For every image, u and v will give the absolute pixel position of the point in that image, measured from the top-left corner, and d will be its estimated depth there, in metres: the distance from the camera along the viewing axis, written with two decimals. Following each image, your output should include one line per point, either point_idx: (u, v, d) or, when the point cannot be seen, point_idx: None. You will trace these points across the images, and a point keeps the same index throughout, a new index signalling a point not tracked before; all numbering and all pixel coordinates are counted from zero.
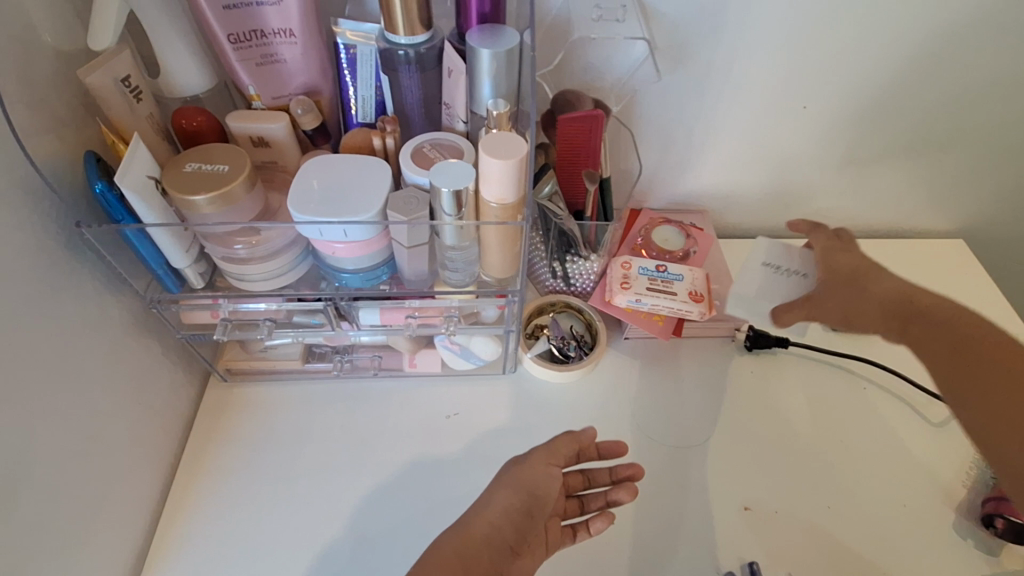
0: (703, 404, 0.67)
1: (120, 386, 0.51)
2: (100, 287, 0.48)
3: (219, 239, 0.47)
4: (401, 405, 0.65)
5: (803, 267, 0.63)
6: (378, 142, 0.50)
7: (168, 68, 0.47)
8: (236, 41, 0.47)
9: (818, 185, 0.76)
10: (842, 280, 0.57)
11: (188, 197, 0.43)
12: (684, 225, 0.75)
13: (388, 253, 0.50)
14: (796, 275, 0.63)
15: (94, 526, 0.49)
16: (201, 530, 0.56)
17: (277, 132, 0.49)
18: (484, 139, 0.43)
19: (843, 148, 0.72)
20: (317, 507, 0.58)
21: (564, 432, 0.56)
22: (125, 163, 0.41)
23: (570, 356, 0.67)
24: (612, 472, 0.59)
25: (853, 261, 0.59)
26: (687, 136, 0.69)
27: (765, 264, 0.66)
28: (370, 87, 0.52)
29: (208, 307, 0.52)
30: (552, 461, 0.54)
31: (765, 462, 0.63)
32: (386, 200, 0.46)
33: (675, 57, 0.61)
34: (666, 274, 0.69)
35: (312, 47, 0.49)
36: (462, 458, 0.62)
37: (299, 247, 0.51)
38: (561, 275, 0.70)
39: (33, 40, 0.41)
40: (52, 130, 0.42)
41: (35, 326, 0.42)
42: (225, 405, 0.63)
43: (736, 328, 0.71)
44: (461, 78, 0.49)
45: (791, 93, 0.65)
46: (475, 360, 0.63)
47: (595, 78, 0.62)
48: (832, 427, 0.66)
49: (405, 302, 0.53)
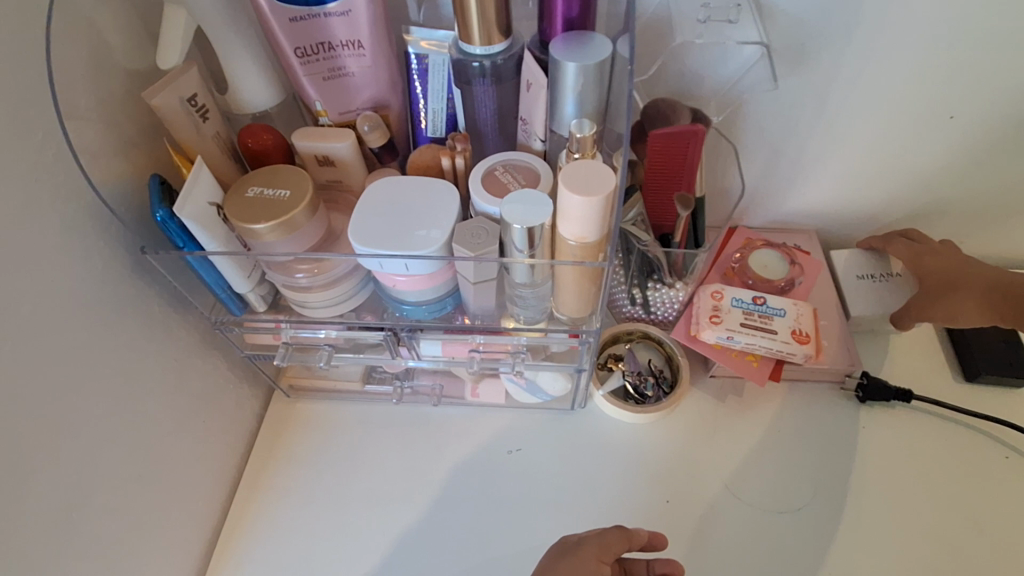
0: (801, 461, 0.58)
1: (185, 406, 0.51)
2: (166, 308, 0.48)
3: (281, 267, 0.45)
4: (460, 434, 0.61)
5: (893, 267, 0.64)
6: (447, 162, 0.46)
7: (235, 85, 0.45)
8: (304, 55, 0.44)
9: (955, 207, 0.64)
10: (945, 288, 0.57)
11: (249, 225, 0.41)
12: (789, 248, 0.65)
13: (452, 284, 0.47)
14: (894, 277, 0.64)
15: (156, 546, 0.49)
16: (257, 552, 0.55)
17: (342, 152, 0.46)
18: (565, 169, 0.37)
19: (996, 164, 0.59)
20: (370, 539, 0.56)
21: (617, 528, 0.49)
22: (187, 187, 0.40)
23: (648, 397, 0.61)
24: (653, 566, 0.50)
25: (946, 263, 0.59)
26: (799, 148, 0.60)
27: (857, 278, 0.65)
28: (441, 100, 0.48)
29: (271, 331, 0.51)
30: (602, 557, 0.46)
31: (877, 539, 0.53)
32: (452, 231, 0.42)
33: (792, 59, 0.52)
34: (764, 307, 0.60)
35: (382, 59, 0.45)
36: (522, 500, 0.57)
37: (361, 275, 0.48)
38: (640, 303, 0.63)
39: (104, 62, 0.40)
40: (121, 152, 0.42)
41: (102, 351, 0.42)
42: (286, 421, 0.62)
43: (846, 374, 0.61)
44: (541, 92, 0.43)
45: (935, 100, 0.54)
46: (541, 395, 0.58)
47: (693, 84, 0.54)
48: (964, 504, 0.55)
49: (468, 337, 0.50)
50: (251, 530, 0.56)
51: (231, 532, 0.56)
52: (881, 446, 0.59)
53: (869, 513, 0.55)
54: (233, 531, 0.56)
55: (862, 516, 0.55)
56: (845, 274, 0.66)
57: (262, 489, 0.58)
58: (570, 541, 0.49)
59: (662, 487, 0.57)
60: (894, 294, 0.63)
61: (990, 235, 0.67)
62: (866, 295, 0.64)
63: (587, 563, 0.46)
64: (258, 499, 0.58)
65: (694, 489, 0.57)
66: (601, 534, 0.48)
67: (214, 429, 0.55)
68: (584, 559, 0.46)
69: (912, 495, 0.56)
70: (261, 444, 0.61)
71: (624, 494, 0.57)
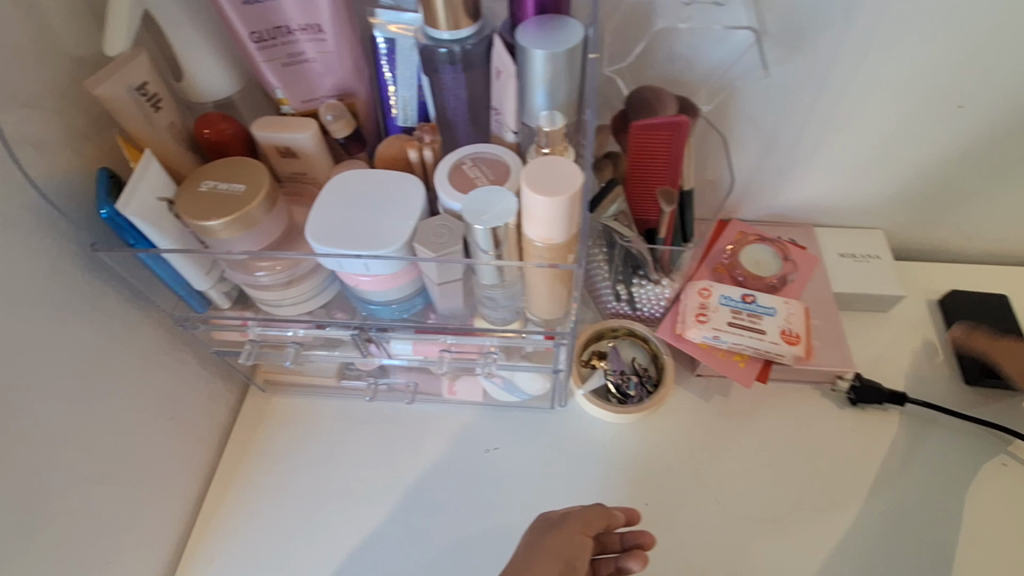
0: (787, 464, 0.56)
1: (151, 404, 0.49)
2: (125, 304, 0.46)
3: (241, 265, 0.43)
4: (439, 431, 0.60)
5: (874, 250, 0.65)
6: (414, 154, 0.44)
7: (189, 72, 0.43)
8: (260, 40, 0.41)
9: (960, 201, 0.61)
10: None
11: (202, 222, 0.39)
12: (782, 243, 0.62)
13: (420, 283, 0.45)
14: (871, 259, 0.64)
15: (125, 543, 0.48)
16: (229, 549, 0.54)
17: (304, 143, 0.44)
18: (528, 166, 0.35)
19: (1003, 158, 0.56)
20: (344, 535, 0.55)
21: (597, 504, 0.49)
22: (133, 180, 0.38)
23: (630, 397, 0.59)
24: (626, 538, 0.50)
25: None
26: (795, 138, 0.56)
27: (840, 254, 0.65)
28: (411, 87, 0.45)
29: (237, 328, 0.49)
30: (587, 530, 0.47)
31: (864, 545, 0.52)
32: (415, 229, 0.40)
33: (788, 44, 0.48)
34: (753, 306, 0.57)
35: (344, 44, 0.43)
36: (499, 500, 0.56)
37: (327, 272, 0.46)
38: (625, 299, 0.61)
39: (44, 47, 0.38)
40: (67, 143, 0.40)
41: (54, 351, 0.40)
42: (261, 416, 0.61)
43: (838, 376, 0.58)
44: (510, 81, 0.40)
45: (943, 89, 0.51)
46: (519, 393, 0.56)
47: (680, 71, 0.51)
48: (956, 511, 0.53)
49: (439, 337, 0.48)
50: (224, 526, 0.55)
51: (203, 528, 0.55)
52: (871, 449, 0.57)
53: (857, 521, 0.53)
54: (205, 527, 0.55)
55: (850, 523, 0.53)
56: (826, 247, 0.65)
57: (235, 485, 0.57)
58: (552, 515, 0.49)
59: (643, 488, 0.56)
60: (873, 276, 0.63)
61: (991, 230, 0.64)
62: (846, 271, 0.64)
63: (568, 536, 0.46)
64: (232, 495, 0.56)
65: (677, 491, 0.55)
66: (582, 508, 0.48)
67: (184, 426, 0.54)
68: (569, 533, 0.46)
69: (901, 501, 0.54)
70: (235, 439, 0.60)
71: (604, 495, 0.56)
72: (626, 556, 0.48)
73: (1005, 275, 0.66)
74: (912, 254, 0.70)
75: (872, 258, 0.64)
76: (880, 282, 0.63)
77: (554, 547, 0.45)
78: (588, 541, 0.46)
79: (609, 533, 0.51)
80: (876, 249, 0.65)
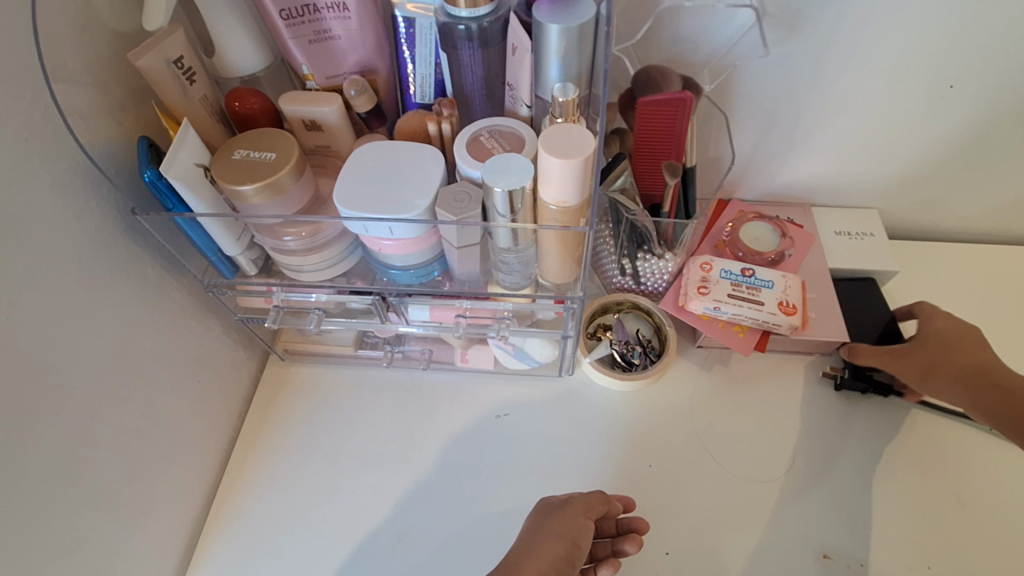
0: (784, 429, 0.59)
1: (181, 367, 0.52)
2: (159, 269, 0.49)
3: (270, 230, 0.46)
4: (451, 399, 0.62)
5: (868, 228, 0.67)
6: (433, 127, 0.46)
7: (221, 48, 0.45)
8: (289, 17, 0.44)
9: (952, 179, 0.63)
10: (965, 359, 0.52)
11: (236, 187, 0.42)
12: (781, 220, 0.65)
13: (438, 249, 0.48)
14: (865, 236, 0.67)
15: (157, 498, 0.50)
16: (253, 507, 0.57)
17: (329, 116, 0.46)
18: (544, 133, 0.38)
19: (994, 138, 0.58)
20: (360, 497, 0.57)
21: (599, 491, 0.51)
22: (173, 147, 0.41)
23: (634, 365, 0.62)
24: (622, 524, 0.53)
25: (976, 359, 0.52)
26: (794, 118, 0.59)
27: (836, 232, 0.67)
28: (429, 65, 0.47)
29: (262, 294, 0.52)
30: (589, 514, 0.49)
31: (856, 505, 0.55)
32: (435, 195, 0.42)
33: (787, 25, 0.51)
34: (753, 279, 0.60)
35: (367, 22, 0.45)
36: (510, 463, 0.58)
37: (349, 239, 0.49)
38: (630, 273, 0.63)
39: (88, 23, 0.40)
40: (110, 114, 0.42)
41: (98, 310, 0.43)
42: (281, 384, 0.64)
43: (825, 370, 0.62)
44: (526, 56, 0.43)
45: (935, 70, 0.53)
46: (529, 361, 0.59)
47: (685, 51, 0.54)
48: (945, 474, 0.56)
49: (455, 302, 0.51)
50: (248, 486, 0.58)
51: (228, 489, 0.58)
52: (863, 415, 0.60)
53: (850, 481, 0.56)
54: (230, 488, 0.58)
55: (843, 482, 0.56)
56: (823, 226, 0.68)
57: (257, 449, 0.60)
58: (555, 501, 0.51)
59: (646, 452, 0.59)
60: (869, 250, 0.65)
61: (983, 209, 0.67)
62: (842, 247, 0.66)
63: (572, 519, 0.48)
64: (254, 458, 0.59)
65: (678, 454, 0.58)
66: (584, 495, 0.51)
67: (210, 390, 0.56)
68: (573, 515, 0.49)
69: (892, 465, 0.57)
70: (257, 405, 0.62)
71: (609, 459, 0.58)
72: (622, 539, 0.50)
73: (995, 254, 0.69)
74: (907, 233, 0.72)
75: (868, 236, 0.67)
76: (875, 256, 0.65)
77: (559, 529, 0.47)
78: (589, 524, 0.48)
79: (606, 519, 0.53)
80: (868, 226, 0.68)
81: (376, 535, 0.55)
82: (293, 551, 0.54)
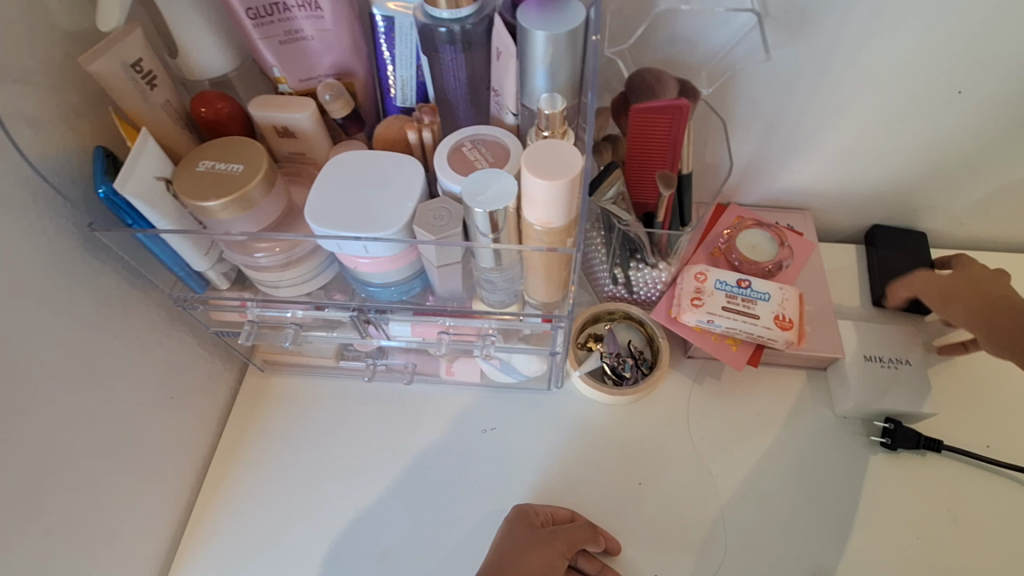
0: (778, 445, 0.58)
1: (151, 383, 0.50)
2: (124, 283, 0.46)
3: (240, 246, 0.43)
4: (435, 412, 0.60)
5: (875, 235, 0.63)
6: (413, 136, 0.43)
7: (186, 49, 0.42)
8: (256, 16, 0.41)
9: (957, 188, 0.61)
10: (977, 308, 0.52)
11: (200, 202, 0.39)
12: (780, 228, 0.62)
13: (418, 266, 0.45)
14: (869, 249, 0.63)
15: (128, 520, 0.49)
16: (230, 525, 0.55)
17: (302, 123, 0.43)
18: (529, 150, 0.36)
19: (1003, 146, 0.56)
20: (341, 513, 0.55)
21: (589, 526, 0.51)
22: (130, 160, 0.38)
23: (625, 378, 0.60)
24: (606, 570, 0.51)
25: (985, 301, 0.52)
26: (796, 122, 0.56)
27: None
28: (409, 67, 0.44)
29: (236, 309, 0.49)
30: (567, 551, 0.49)
31: (849, 525, 0.53)
32: (413, 212, 0.40)
33: (790, 28, 0.48)
34: (749, 291, 0.57)
35: (342, 22, 0.42)
36: (497, 478, 0.57)
37: (325, 254, 0.46)
38: (622, 282, 0.61)
39: (35, 23, 0.37)
40: (64, 121, 0.40)
41: (56, 330, 0.41)
42: (261, 395, 0.61)
43: (818, 378, 0.61)
44: (510, 62, 0.40)
45: (943, 77, 0.50)
46: (516, 374, 0.57)
47: (682, 53, 0.51)
48: (941, 495, 0.54)
49: (438, 319, 0.48)
50: (225, 502, 0.56)
51: (205, 505, 0.56)
52: (860, 431, 0.58)
53: (842, 496, 0.55)
54: (207, 505, 0.56)
55: (835, 498, 0.55)
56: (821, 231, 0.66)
57: (235, 463, 0.58)
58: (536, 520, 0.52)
59: (636, 469, 0.57)
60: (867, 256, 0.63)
61: (990, 217, 0.64)
62: None
63: (548, 552, 0.49)
64: (232, 473, 0.57)
65: (668, 471, 0.57)
66: (571, 527, 0.51)
67: (185, 404, 0.54)
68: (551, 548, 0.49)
69: (886, 483, 0.55)
70: (236, 418, 0.60)
71: (598, 475, 0.57)
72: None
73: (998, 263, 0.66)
74: None
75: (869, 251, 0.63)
76: None
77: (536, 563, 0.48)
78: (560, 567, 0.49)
79: (591, 560, 0.52)
80: (852, 250, 0.68)
81: (358, 552, 0.54)
82: (271, 570, 0.53)
